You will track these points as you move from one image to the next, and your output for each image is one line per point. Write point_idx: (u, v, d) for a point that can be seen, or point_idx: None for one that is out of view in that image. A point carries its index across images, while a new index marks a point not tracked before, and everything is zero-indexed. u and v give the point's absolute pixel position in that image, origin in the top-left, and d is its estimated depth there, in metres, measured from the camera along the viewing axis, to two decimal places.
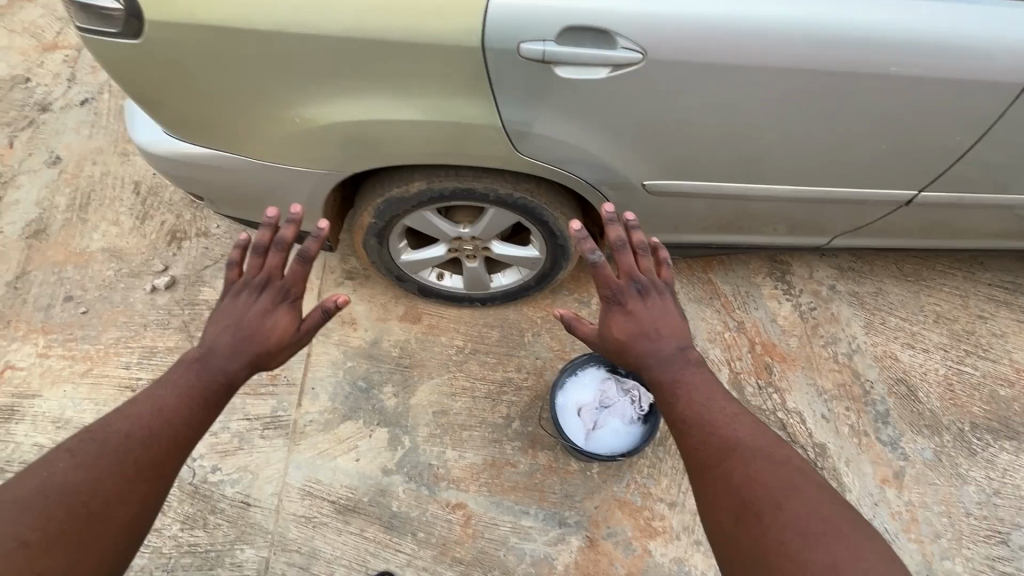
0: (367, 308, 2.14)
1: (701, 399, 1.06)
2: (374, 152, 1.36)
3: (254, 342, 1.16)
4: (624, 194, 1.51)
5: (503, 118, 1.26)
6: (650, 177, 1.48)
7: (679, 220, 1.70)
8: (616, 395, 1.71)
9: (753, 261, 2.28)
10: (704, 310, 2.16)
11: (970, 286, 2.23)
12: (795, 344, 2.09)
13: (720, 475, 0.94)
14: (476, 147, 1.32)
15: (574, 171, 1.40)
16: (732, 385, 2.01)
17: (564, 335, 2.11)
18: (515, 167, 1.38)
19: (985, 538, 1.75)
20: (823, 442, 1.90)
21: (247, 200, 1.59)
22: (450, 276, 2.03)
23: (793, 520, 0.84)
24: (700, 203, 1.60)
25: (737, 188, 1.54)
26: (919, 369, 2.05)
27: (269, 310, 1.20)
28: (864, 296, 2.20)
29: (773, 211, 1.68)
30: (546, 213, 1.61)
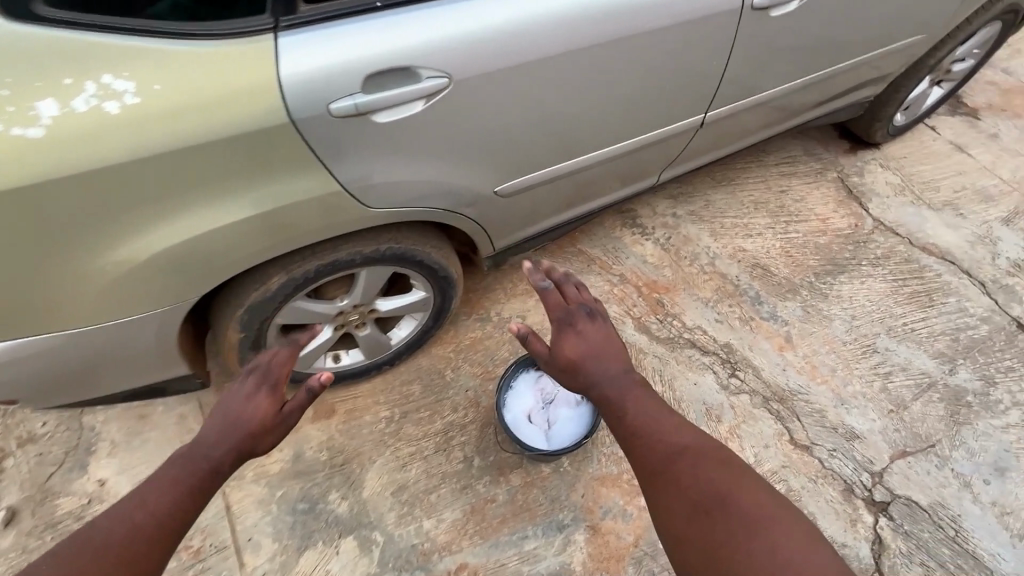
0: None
1: (648, 411, 1.11)
2: (221, 263, 1.22)
3: (241, 428, 1.08)
4: (482, 206, 1.56)
5: (341, 180, 1.23)
6: (498, 183, 1.54)
7: (534, 211, 1.80)
8: (555, 386, 1.78)
9: (607, 219, 2.50)
10: (588, 278, 2.32)
11: (765, 171, 2.70)
12: (669, 273, 2.35)
13: (670, 474, 1.01)
14: (324, 221, 1.27)
15: (430, 205, 1.42)
16: (639, 329, 2.19)
17: (482, 357, 2.11)
18: (372, 222, 1.35)
19: (864, 354, 2.13)
20: (726, 341, 2.16)
21: (79, 378, 1.33)
22: (348, 351, 1.92)
23: (739, 509, 0.93)
24: (547, 187, 1.71)
25: (569, 164, 1.68)
26: (761, 251, 2.43)
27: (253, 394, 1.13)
28: (700, 211, 2.54)
29: (604, 173, 1.86)
30: (417, 254, 1.60)
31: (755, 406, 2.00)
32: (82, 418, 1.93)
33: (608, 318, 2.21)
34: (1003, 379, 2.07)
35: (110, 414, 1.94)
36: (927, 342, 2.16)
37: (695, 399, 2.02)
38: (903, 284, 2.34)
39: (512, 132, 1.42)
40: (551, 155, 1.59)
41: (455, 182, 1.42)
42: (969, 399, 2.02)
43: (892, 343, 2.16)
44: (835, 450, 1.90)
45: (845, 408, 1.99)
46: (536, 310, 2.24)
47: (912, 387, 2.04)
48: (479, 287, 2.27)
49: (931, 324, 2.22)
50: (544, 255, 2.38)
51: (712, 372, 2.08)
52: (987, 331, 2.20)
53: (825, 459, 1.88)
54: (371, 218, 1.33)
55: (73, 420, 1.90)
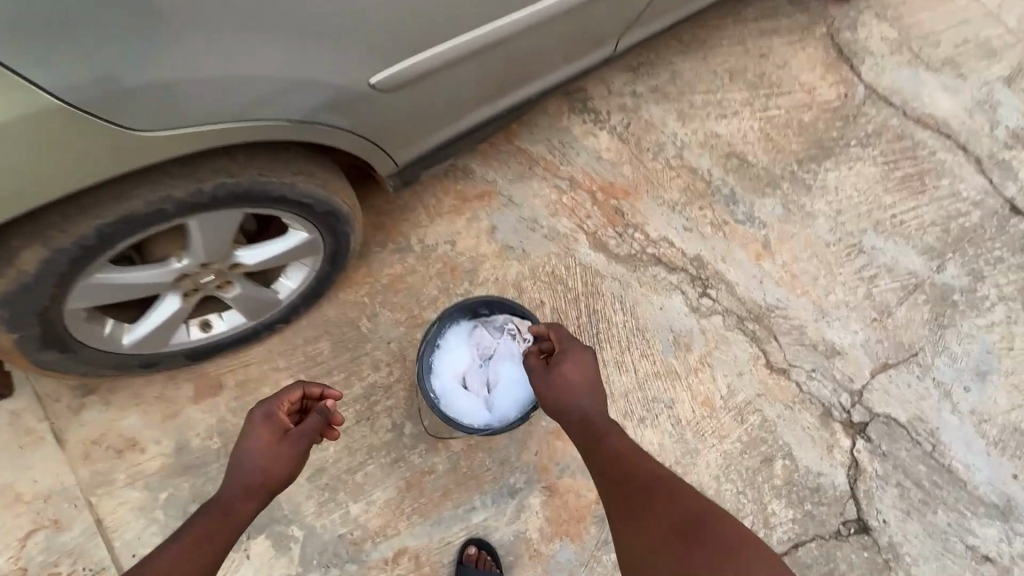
0: (146, 414, 1.53)
1: (629, 444, 1.16)
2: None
3: (254, 471, 1.10)
4: (355, 113, 1.12)
5: (62, 95, 0.81)
6: (372, 73, 1.07)
7: (443, 104, 1.28)
8: (494, 340, 1.41)
9: (550, 106, 1.97)
10: (531, 185, 1.87)
11: (743, 28, 2.16)
12: (629, 172, 1.91)
13: (645, 505, 1.06)
14: (62, 157, 0.87)
15: (251, 115, 0.98)
16: (594, 247, 1.80)
17: (404, 299, 1.70)
18: (154, 148, 0.93)
19: (849, 256, 1.85)
20: (696, 254, 1.82)
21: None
22: (220, 316, 1.45)
23: (711, 534, 1.00)
24: (457, 69, 1.21)
25: (481, 35, 1.18)
26: (737, 135, 2.00)
27: (264, 434, 1.14)
28: (665, 87, 2.04)
29: (536, 42, 1.33)
30: (269, 184, 1.10)
31: (729, 329, 1.73)
32: None
33: (556, 235, 1.81)
34: (991, 274, 1.87)
35: None
36: (916, 236, 1.90)
37: (662, 326, 1.72)
38: (894, 167, 2.00)
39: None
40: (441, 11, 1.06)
41: (284, 63, 0.95)
42: (956, 299, 1.82)
43: (879, 241, 1.88)
44: (814, 371, 1.69)
45: (825, 321, 1.75)
46: (468, 231, 1.80)
47: (897, 291, 1.81)
48: (394, 207, 1.79)
49: (921, 215, 1.94)
50: (474, 158, 1.88)
51: (681, 293, 1.76)
52: (979, 218, 1.95)
53: (803, 383, 1.68)
54: (150, 146, 0.93)
55: None
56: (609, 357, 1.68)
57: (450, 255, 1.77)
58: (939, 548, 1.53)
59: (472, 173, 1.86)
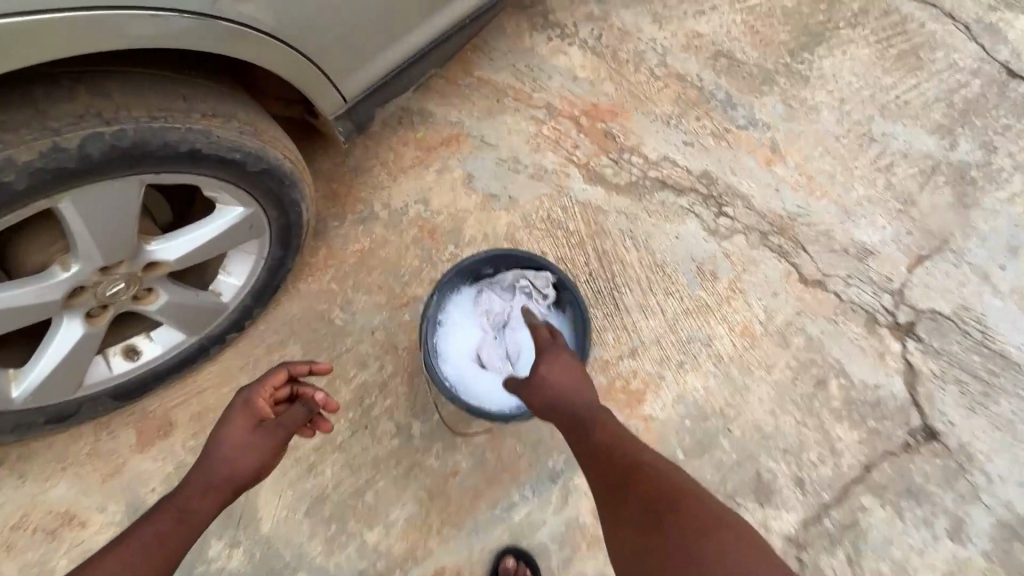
0: (82, 474, 1.19)
1: (617, 433, 0.92)
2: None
3: (219, 465, 0.88)
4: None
5: None
6: None
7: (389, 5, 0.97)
8: (503, 304, 1.18)
9: (507, 26, 1.66)
10: (503, 120, 1.58)
11: None
12: (611, 89, 1.65)
13: (629, 506, 0.81)
14: None
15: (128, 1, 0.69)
16: (590, 180, 1.55)
17: (381, 277, 1.40)
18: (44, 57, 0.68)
19: (862, 147, 1.68)
20: (703, 170, 1.59)
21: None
22: (148, 338, 1.12)
23: (714, 549, 0.72)
24: None
25: None
26: (721, 32, 1.76)
27: (239, 423, 0.91)
28: None
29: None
30: (169, 137, 0.78)
31: (754, 247, 1.53)
32: None
33: (544, 174, 1.54)
34: (1003, 144, 1.75)
35: None
36: (923, 116, 1.74)
37: (682, 257, 1.50)
38: (888, 45, 1.82)
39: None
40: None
41: None
42: (974, 175, 1.69)
43: (888, 126, 1.72)
44: (851, 277, 1.53)
45: (852, 221, 1.59)
46: (441, 185, 1.50)
47: (917, 176, 1.66)
48: (346, 170, 1.47)
49: (923, 92, 1.78)
50: (430, 99, 1.57)
51: (695, 216, 1.54)
52: (980, 87, 1.81)
53: (842, 291, 1.51)
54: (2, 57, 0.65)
55: None
56: (631, 303, 1.45)
57: (425, 216, 1.47)
58: (1009, 439, 1.43)
59: (432, 116, 1.55)
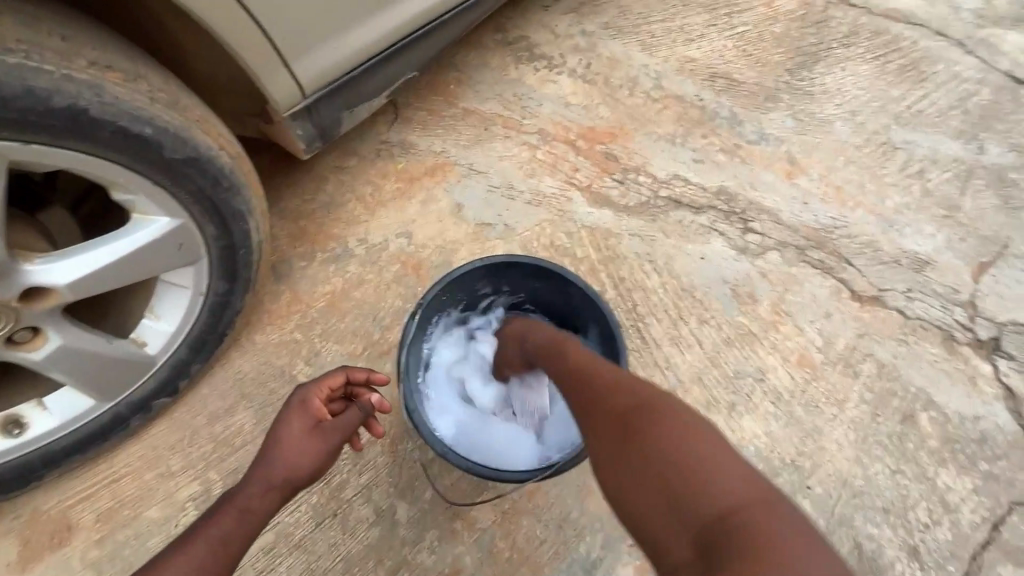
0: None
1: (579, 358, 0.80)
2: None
3: (278, 469, 0.76)
4: None
5: None
6: None
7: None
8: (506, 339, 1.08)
9: (490, 57, 1.55)
10: (493, 147, 1.41)
11: None
12: (606, 112, 1.52)
13: (583, 416, 0.72)
14: None
15: None
16: (596, 204, 1.36)
17: (355, 322, 1.16)
18: None
19: (886, 155, 1.54)
20: (719, 187, 1.42)
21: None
22: (40, 408, 0.85)
23: (653, 433, 0.62)
24: None
25: None
26: (714, 57, 1.67)
27: (292, 427, 0.79)
28: (618, 19, 1.68)
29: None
30: (34, 82, 0.60)
31: (792, 265, 1.32)
32: None
33: (543, 199, 1.36)
34: None
35: None
36: (941, 123, 1.63)
37: (712, 279, 1.28)
38: (887, 61, 1.74)
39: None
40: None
41: None
42: (1013, 177, 1.54)
43: (908, 134, 1.59)
44: (911, 291, 1.30)
45: (896, 230, 1.40)
46: (426, 216, 1.30)
47: (953, 181, 1.51)
48: (314, 206, 1.27)
49: (935, 101, 1.68)
50: (411, 130, 1.40)
51: (719, 234, 1.34)
52: (992, 94, 1.72)
53: (905, 307, 1.28)
54: None
55: None
56: (660, 335, 1.21)
57: (408, 251, 1.25)
58: None
59: (414, 147, 1.37)
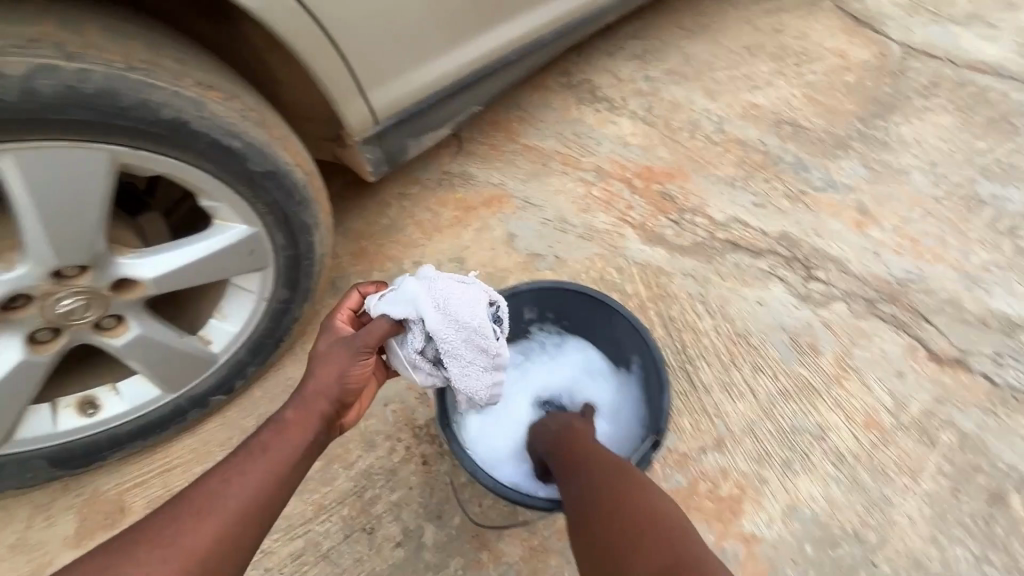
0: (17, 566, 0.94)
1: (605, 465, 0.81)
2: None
3: (319, 388, 0.78)
4: None
5: None
6: None
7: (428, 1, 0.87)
8: (474, 388, 0.83)
9: (552, 99, 1.60)
10: (549, 182, 1.44)
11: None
12: (665, 153, 1.52)
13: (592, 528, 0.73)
14: None
15: None
16: (649, 240, 1.35)
17: None
18: None
19: (971, 209, 1.43)
20: (781, 232, 1.37)
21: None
22: (113, 391, 0.92)
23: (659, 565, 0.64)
24: None
25: None
26: (781, 104, 1.65)
27: (350, 357, 0.78)
28: (681, 67, 1.70)
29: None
30: (149, 95, 0.68)
31: (861, 317, 1.23)
32: None
33: (595, 233, 1.36)
34: None
35: None
36: None
37: (770, 326, 1.22)
38: (972, 113, 1.65)
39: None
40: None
41: None
42: None
43: (997, 189, 1.48)
44: (999, 356, 1.19)
45: (982, 289, 1.28)
46: (479, 244, 1.34)
47: None
48: (375, 227, 1.34)
49: None
50: (472, 162, 1.46)
51: (780, 280, 1.29)
52: None
53: (991, 373, 1.16)
54: None
55: None
56: (711, 379, 1.16)
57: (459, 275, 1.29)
58: None
59: (475, 178, 1.43)
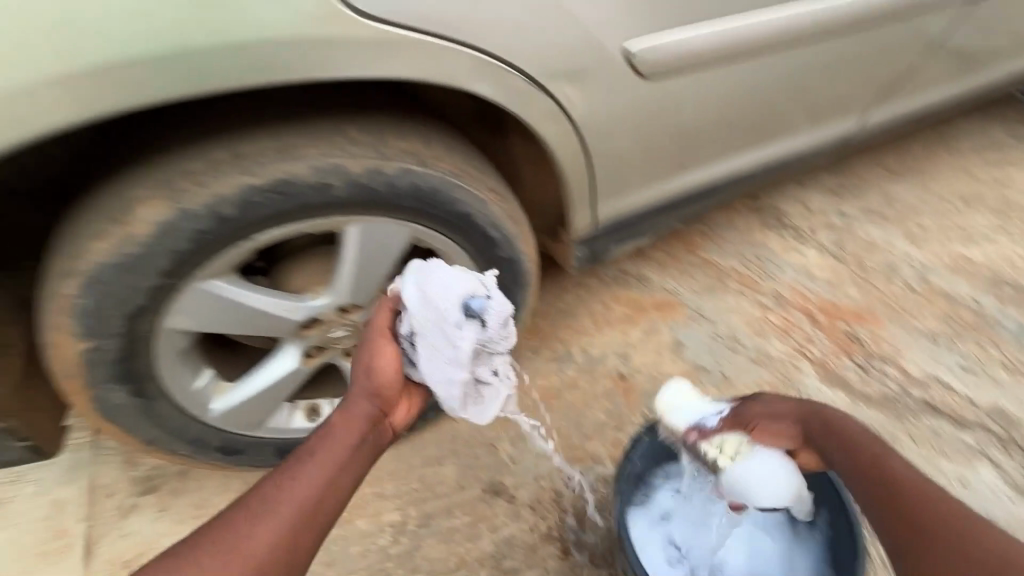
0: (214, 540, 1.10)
1: (851, 447, 0.80)
2: (31, 62, 0.52)
3: (363, 388, 0.75)
4: (593, 90, 0.78)
5: None
6: (632, 34, 0.76)
7: (677, 137, 0.94)
8: (439, 385, 0.71)
9: (736, 217, 1.59)
10: (726, 299, 1.44)
11: (969, 145, 1.75)
12: (856, 294, 1.45)
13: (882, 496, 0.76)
14: (317, 42, 0.58)
15: (508, 63, 0.68)
16: (830, 382, 1.30)
17: (560, 421, 1.25)
18: (422, 63, 0.63)
19: None
20: (993, 405, 1.27)
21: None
22: (331, 404, 1.08)
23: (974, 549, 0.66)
24: (716, 83, 0.91)
25: (757, 39, 0.89)
26: (999, 262, 1.51)
27: (375, 346, 0.75)
28: (880, 206, 1.63)
29: (800, 67, 0.99)
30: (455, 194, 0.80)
31: None
32: None
33: (771, 361, 1.34)
34: None
35: None
36: None
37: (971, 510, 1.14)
38: None
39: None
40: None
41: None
42: None
43: None
44: None
45: None
46: (646, 345, 1.37)
47: None
48: (548, 308, 1.40)
49: None
50: (651, 268, 1.49)
51: (989, 460, 1.20)
52: None
53: None
54: (398, 47, 0.61)
55: None
56: None
57: (623, 372, 1.33)
58: None
59: (649, 282, 1.47)
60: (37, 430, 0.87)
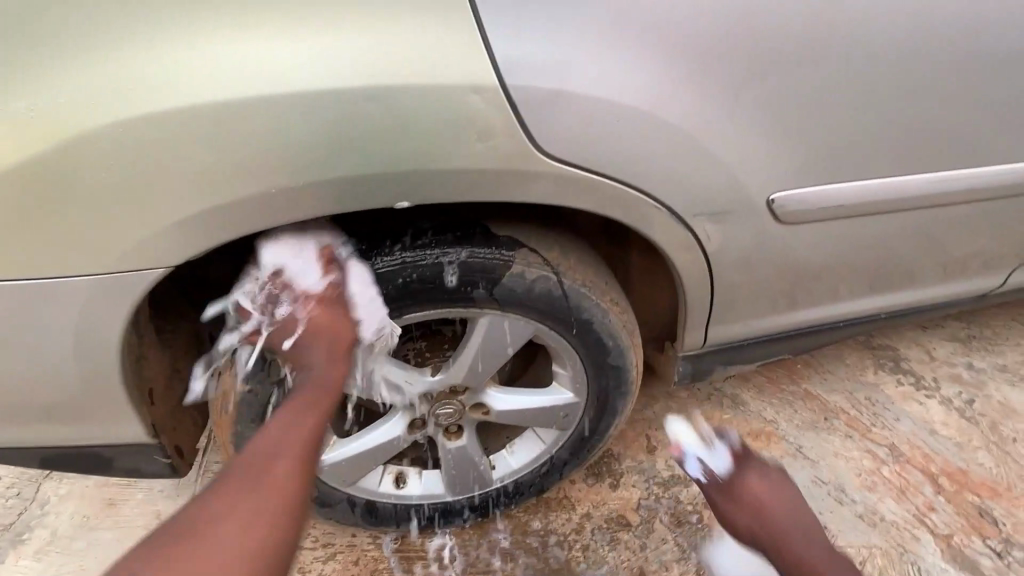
0: None
1: None
2: (295, 171, 0.61)
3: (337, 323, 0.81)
4: (732, 230, 0.82)
5: (527, 91, 0.62)
6: (778, 187, 0.80)
7: (800, 276, 0.95)
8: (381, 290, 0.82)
9: (845, 351, 1.51)
10: (831, 440, 1.34)
11: None
12: (988, 462, 1.30)
13: None
14: (513, 177, 0.66)
15: (668, 201, 0.74)
16: (953, 562, 1.16)
17: (638, 538, 1.19)
18: (593, 199, 0.71)
19: None
20: None
21: (48, 412, 0.77)
22: (417, 475, 1.12)
23: None
24: (851, 233, 0.92)
25: (903, 199, 0.90)
26: None
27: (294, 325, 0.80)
28: (1017, 367, 1.47)
29: (939, 224, 0.98)
30: (582, 303, 0.87)
31: None
32: (42, 483, 1.27)
33: (882, 522, 1.21)
34: None
35: (59, 496, 1.24)
36: None
37: None
38: None
39: (812, 46, 0.72)
40: (871, 145, 0.82)
41: (707, 148, 0.72)
42: None
43: None
44: None
45: None
46: None
47: None
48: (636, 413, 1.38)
49: None
50: (748, 391, 1.43)
51: None
52: None
53: None
54: (577, 185, 0.69)
55: (20, 485, 1.24)
56: None
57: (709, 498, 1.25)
58: None
59: (745, 405, 1.40)
60: (177, 444, 0.91)
